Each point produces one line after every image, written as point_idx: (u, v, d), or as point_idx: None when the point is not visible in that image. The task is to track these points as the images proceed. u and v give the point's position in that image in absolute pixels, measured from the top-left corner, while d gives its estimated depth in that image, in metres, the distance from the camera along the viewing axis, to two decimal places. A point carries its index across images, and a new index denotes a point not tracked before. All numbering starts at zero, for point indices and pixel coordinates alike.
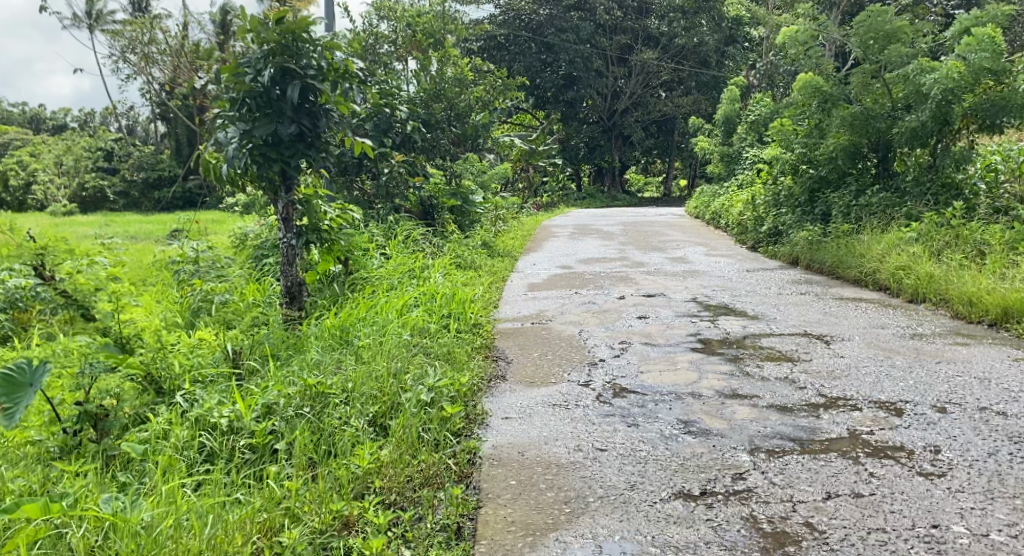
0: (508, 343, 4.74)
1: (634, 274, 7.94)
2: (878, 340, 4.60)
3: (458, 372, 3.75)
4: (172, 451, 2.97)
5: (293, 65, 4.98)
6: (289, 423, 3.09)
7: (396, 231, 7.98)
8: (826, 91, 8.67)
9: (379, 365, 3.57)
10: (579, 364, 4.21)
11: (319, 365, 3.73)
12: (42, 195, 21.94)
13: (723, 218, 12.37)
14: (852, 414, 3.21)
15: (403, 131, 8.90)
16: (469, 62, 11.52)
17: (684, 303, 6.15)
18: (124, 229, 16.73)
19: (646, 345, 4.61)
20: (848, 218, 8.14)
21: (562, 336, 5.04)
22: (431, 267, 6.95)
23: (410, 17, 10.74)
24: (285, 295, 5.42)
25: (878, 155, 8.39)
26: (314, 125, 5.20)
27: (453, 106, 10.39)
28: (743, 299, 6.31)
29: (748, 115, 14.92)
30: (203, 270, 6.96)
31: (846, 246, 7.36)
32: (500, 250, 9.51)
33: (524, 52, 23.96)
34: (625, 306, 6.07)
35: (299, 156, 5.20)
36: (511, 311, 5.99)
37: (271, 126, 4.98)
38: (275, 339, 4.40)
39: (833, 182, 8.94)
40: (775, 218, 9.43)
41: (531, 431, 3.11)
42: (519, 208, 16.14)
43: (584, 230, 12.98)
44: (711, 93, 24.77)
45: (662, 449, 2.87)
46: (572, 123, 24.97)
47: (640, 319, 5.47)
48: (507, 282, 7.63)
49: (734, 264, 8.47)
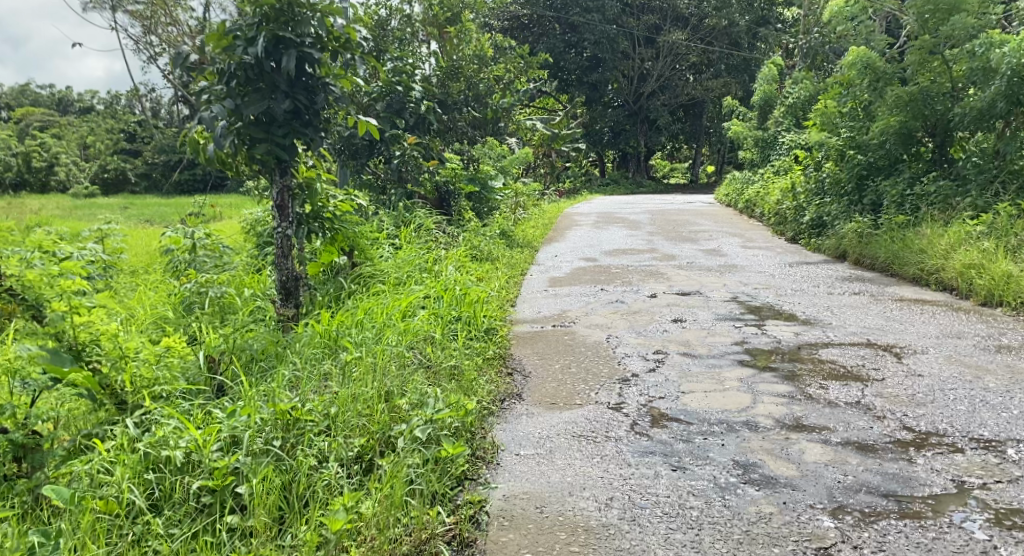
0: (525, 351, 4.16)
1: (666, 268, 7.29)
2: (959, 353, 3.94)
3: (464, 394, 3.16)
4: (111, 494, 2.44)
5: (289, 33, 4.38)
6: (255, 458, 2.53)
7: (409, 219, 7.42)
8: (877, 69, 8.05)
9: (369, 386, 3.00)
10: (607, 381, 3.61)
11: (303, 384, 3.16)
12: (65, 175, 21.82)
13: (758, 207, 11.67)
14: (955, 457, 2.56)
15: (417, 112, 8.34)
16: (489, 38, 10.87)
17: (724, 303, 5.51)
18: (142, 212, 16.49)
19: (684, 357, 4.01)
20: (901, 209, 7.45)
21: (588, 342, 4.43)
22: (445, 259, 6.36)
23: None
24: (280, 291, 4.84)
25: (934, 140, 7.65)
26: (311, 101, 4.61)
27: (471, 86, 9.78)
28: (790, 299, 5.66)
29: (785, 98, 14.19)
30: (198, 261, 6.44)
31: (903, 242, 6.67)
32: (520, 240, 8.92)
33: (547, 33, 23.36)
34: (657, 306, 5.44)
35: (293, 135, 4.62)
36: (531, 311, 5.39)
37: (260, 103, 4.42)
38: (259, 343, 3.85)
39: (884, 169, 8.20)
40: (818, 208, 8.73)
41: (551, 474, 2.53)
42: (541, 196, 15.60)
43: (609, 219, 12.35)
44: (741, 76, 23.95)
45: (719, 505, 2.27)
46: (596, 107, 24.30)
47: (675, 323, 4.87)
48: (527, 275, 7.07)
49: (774, 257, 7.84)
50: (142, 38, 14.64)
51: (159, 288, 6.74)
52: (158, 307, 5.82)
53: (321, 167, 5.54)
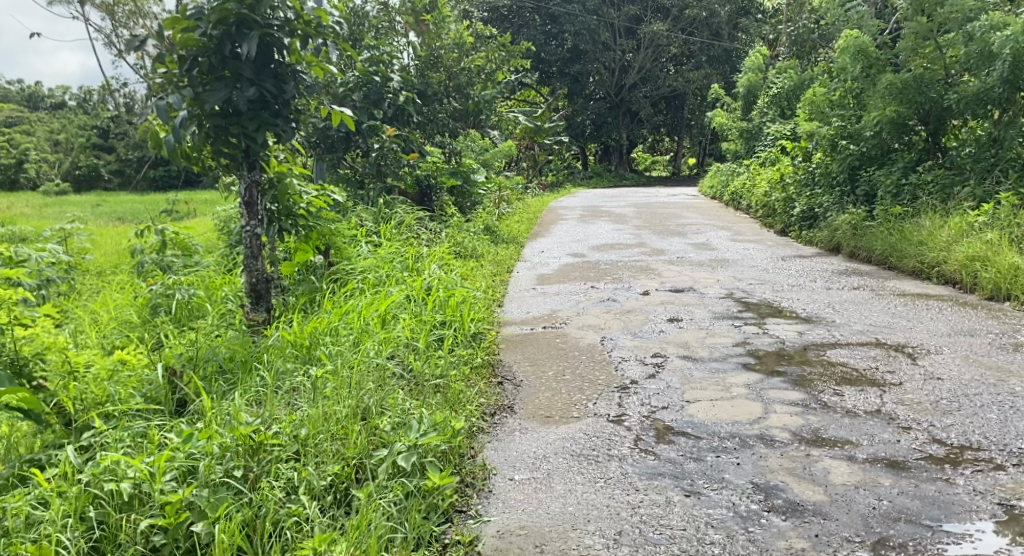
0: (514, 357, 3.88)
1: (656, 264, 7.05)
2: (975, 352, 3.71)
3: (450, 411, 2.86)
4: (44, 537, 2.12)
5: (251, 15, 4.02)
6: (213, 491, 2.23)
7: (388, 214, 7.10)
8: (870, 55, 7.81)
9: (344, 404, 2.70)
10: (605, 390, 3.32)
11: (270, 402, 2.85)
12: (35, 173, 21.35)
13: (745, 199, 11.46)
14: (996, 476, 2.31)
15: (395, 103, 8.03)
16: (469, 27, 10.52)
17: (720, 301, 5.26)
18: (115, 210, 15.96)
19: (685, 361, 3.75)
20: (898, 198, 7.25)
21: (580, 345, 4.16)
22: (427, 256, 6.05)
23: None
24: (250, 294, 4.52)
25: (928, 128, 7.42)
26: (280, 89, 4.27)
27: (451, 76, 9.47)
28: (789, 295, 5.42)
29: (769, 88, 14.02)
30: (166, 262, 6.07)
31: (902, 234, 6.46)
32: (505, 235, 8.63)
33: (527, 24, 23.05)
34: (650, 305, 5.17)
35: (264, 128, 4.27)
36: (519, 311, 5.10)
37: (223, 91, 4.08)
38: (224, 353, 3.48)
39: (877, 159, 7.96)
40: (810, 199, 8.51)
41: (550, 503, 2.26)
42: (524, 189, 15.32)
43: (595, 212, 12.12)
44: (723, 67, 23.79)
45: (744, 540, 2.03)
46: (577, 100, 24.05)
47: (672, 323, 4.61)
48: (513, 273, 6.80)
49: (767, 251, 7.62)
50: (110, 30, 14.15)
51: (125, 291, 6.37)
52: (123, 312, 5.47)
53: (294, 161, 5.22)
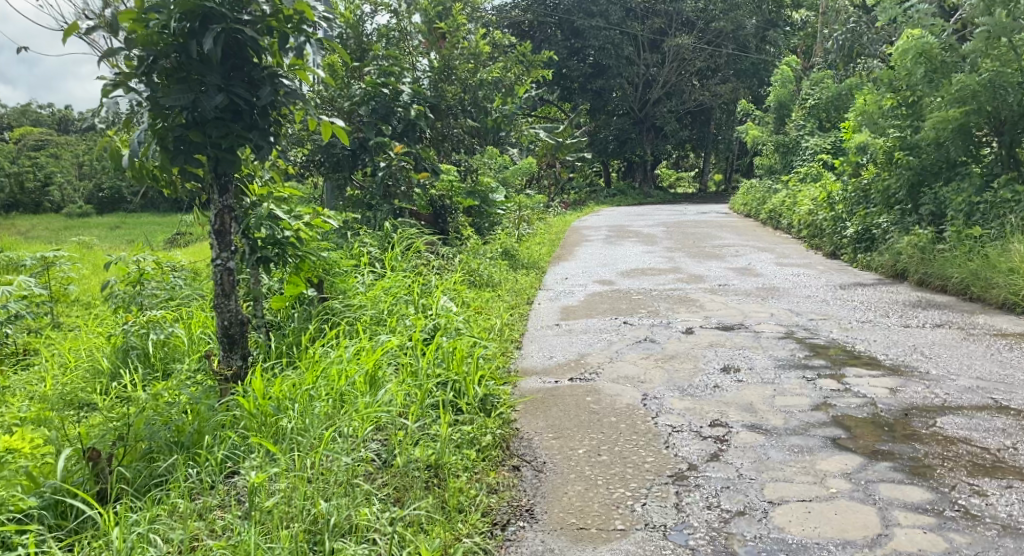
0: (537, 425, 3.07)
1: (695, 293, 6.20)
2: None
3: (440, 535, 2.09)
4: None
5: (218, 6, 3.20)
6: None
7: (394, 239, 6.32)
8: (934, 57, 7.06)
9: (288, 533, 1.95)
10: (659, 483, 2.50)
11: (197, 516, 2.10)
12: (57, 197, 20.87)
13: (785, 218, 10.62)
14: None
15: (405, 117, 7.24)
16: (487, 37, 9.86)
17: (781, 343, 4.44)
18: (124, 233, 15.31)
19: (756, 434, 2.94)
20: (973, 219, 6.38)
21: (617, 406, 3.34)
22: (435, 287, 5.28)
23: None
24: (220, 340, 3.63)
25: (1002, 138, 6.62)
26: (253, 96, 3.39)
27: (467, 90, 8.71)
28: (861, 334, 4.59)
29: (806, 99, 13.22)
30: (145, 294, 5.31)
31: (985, 260, 5.63)
32: (524, 259, 7.83)
33: (548, 39, 22.40)
34: (697, 348, 4.34)
35: (234, 140, 3.38)
36: (540, 356, 4.30)
37: (184, 97, 3.23)
38: (168, 426, 2.70)
39: (942, 173, 7.06)
40: (864, 218, 7.68)
41: None
42: (547, 209, 14.58)
43: (620, 232, 11.36)
44: (751, 81, 23.00)
45: None
46: (599, 116, 23.19)
47: (729, 374, 3.79)
48: (534, 304, 6.02)
49: (819, 277, 6.79)
50: None
51: (100, 329, 5.62)
52: (90, 356, 4.69)
53: (279, 179, 4.41)
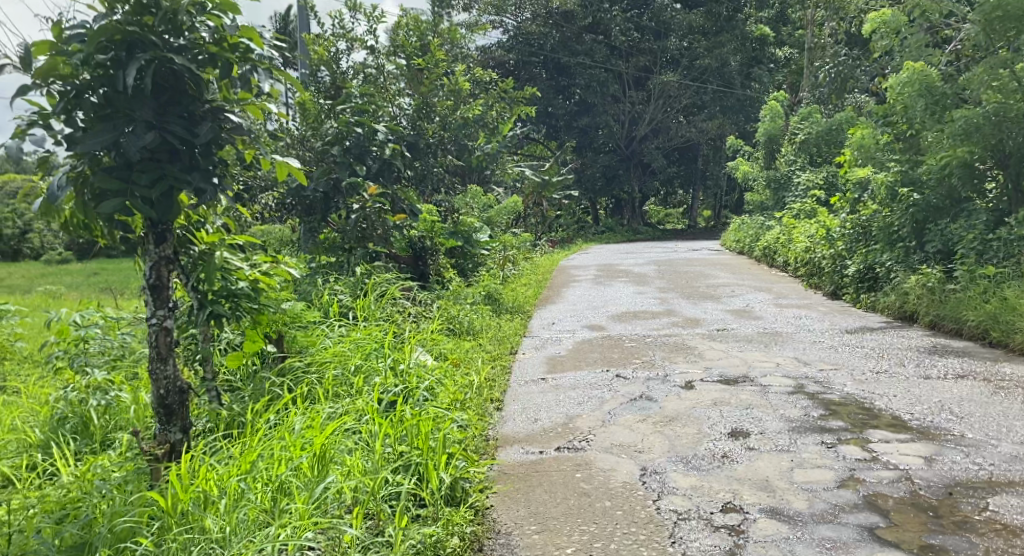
0: (515, 515, 2.60)
1: (693, 340, 5.74)
2: None
3: None
4: None
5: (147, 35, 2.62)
6: None
7: (369, 285, 5.85)
8: (936, 89, 6.75)
9: None
10: None
11: None
12: (38, 243, 20.27)
13: (780, 255, 10.26)
14: None
15: (381, 157, 6.83)
16: (468, 74, 9.58)
17: (791, 398, 4.00)
18: (101, 278, 14.84)
19: (777, 522, 2.47)
20: (983, 258, 6.03)
21: (612, 484, 2.87)
22: (410, 338, 4.79)
23: (405, 30, 8.60)
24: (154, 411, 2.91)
25: (1009, 172, 6.23)
26: (191, 134, 2.75)
27: (447, 126, 8.40)
28: (877, 387, 4.16)
29: (795, 133, 12.98)
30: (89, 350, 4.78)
31: (1003, 301, 5.25)
32: (509, 303, 7.38)
33: (534, 78, 22.26)
34: (699, 407, 3.88)
35: (168, 184, 2.72)
36: (524, 420, 3.81)
37: (105, 137, 2.59)
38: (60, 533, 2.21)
39: (946, 210, 6.61)
40: (866, 256, 7.25)
41: None
42: (534, 248, 14.24)
43: (610, 271, 10.99)
44: (738, 117, 22.38)
45: None
46: (586, 153, 22.72)
47: (737, 439, 3.34)
48: (518, 354, 5.54)
49: (822, 319, 6.38)
50: None
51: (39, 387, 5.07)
52: (16, 425, 4.11)
53: (236, 228, 3.84)
